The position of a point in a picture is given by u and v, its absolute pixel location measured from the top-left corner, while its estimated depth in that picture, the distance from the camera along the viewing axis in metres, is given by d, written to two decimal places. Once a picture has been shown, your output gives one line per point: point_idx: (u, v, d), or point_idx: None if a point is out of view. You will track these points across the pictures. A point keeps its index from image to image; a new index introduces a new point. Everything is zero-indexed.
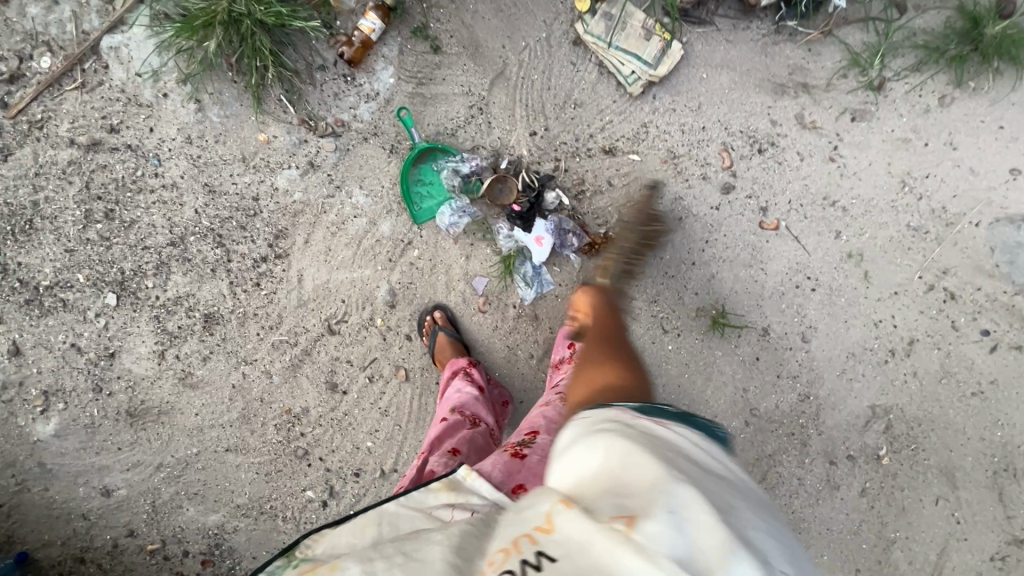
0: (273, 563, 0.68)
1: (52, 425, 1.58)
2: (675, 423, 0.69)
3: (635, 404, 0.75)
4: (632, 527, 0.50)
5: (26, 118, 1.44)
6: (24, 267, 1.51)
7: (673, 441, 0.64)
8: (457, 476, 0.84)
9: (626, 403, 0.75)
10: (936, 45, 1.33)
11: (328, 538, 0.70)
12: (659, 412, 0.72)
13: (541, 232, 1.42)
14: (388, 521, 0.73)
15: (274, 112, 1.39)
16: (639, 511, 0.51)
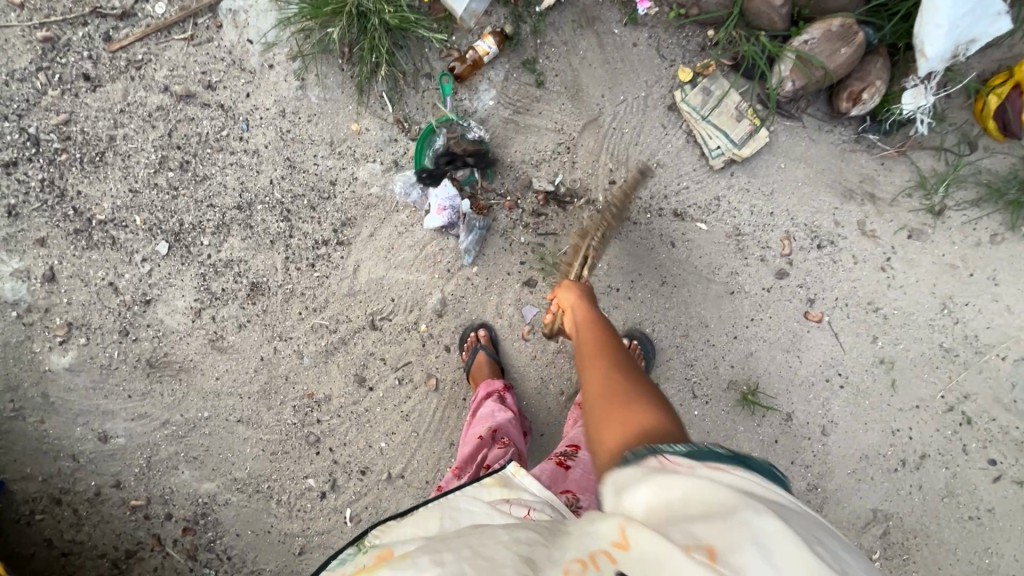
0: (344, 552, 0.70)
1: (68, 358, 1.54)
2: (732, 462, 0.63)
3: (686, 446, 0.66)
4: (713, 559, 0.51)
5: (126, 56, 1.46)
6: (83, 197, 1.51)
7: (742, 474, 0.61)
8: (507, 473, 0.87)
9: (675, 447, 0.66)
10: (998, 187, 1.42)
11: (395, 531, 0.73)
12: (706, 455, 0.63)
13: (443, 202, 1.43)
14: (450, 517, 0.74)
15: (373, 106, 1.43)
16: (715, 542, 0.53)
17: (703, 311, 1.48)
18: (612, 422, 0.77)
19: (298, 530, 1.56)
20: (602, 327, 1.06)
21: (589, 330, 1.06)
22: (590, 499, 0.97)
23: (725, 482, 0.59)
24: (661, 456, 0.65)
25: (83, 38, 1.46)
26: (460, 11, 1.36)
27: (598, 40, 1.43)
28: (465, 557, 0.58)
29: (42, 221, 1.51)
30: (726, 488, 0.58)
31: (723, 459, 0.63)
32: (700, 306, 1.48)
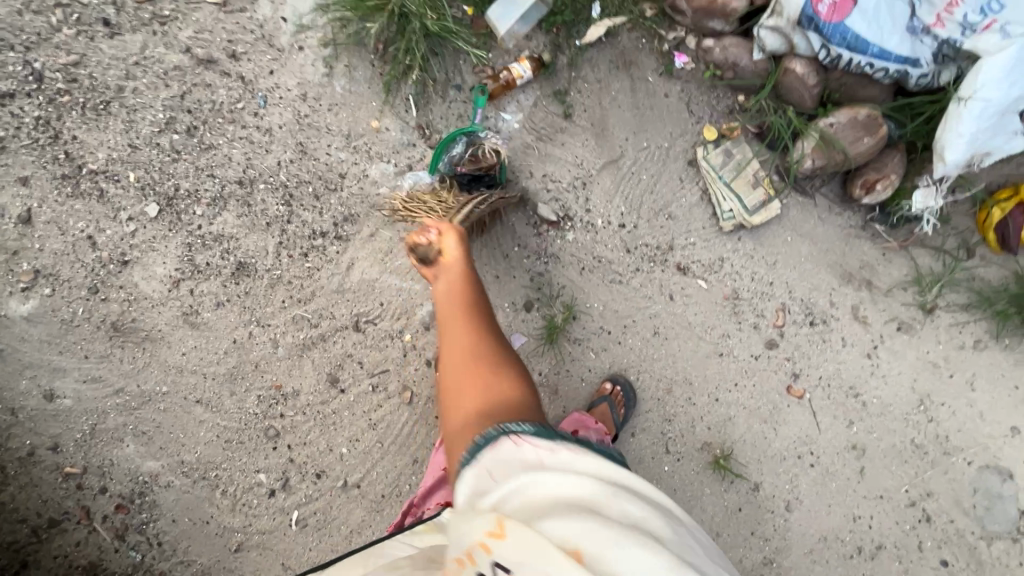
0: None
1: (27, 306, 1.46)
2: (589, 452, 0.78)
3: (533, 428, 0.82)
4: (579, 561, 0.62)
5: (153, 9, 1.42)
6: (78, 144, 1.44)
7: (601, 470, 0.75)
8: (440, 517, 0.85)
9: (523, 427, 0.81)
10: (989, 296, 1.45)
11: None
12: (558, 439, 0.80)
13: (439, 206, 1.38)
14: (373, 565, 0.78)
15: (397, 107, 1.39)
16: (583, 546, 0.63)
17: (689, 368, 1.48)
18: (469, 392, 0.91)
19: (238, 525, 1.49)
20: (465, 286, 1.10)
21: (457, 296, 1.09)
22: None
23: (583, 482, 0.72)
24: (515, 437, 0.80)
25: None
26: (502, 31, 1.37)
27: (631, 84, 1.43)
28: None
29: (29, 160, 1.45)
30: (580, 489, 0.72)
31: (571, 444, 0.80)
32: (687, 362, 1.48)
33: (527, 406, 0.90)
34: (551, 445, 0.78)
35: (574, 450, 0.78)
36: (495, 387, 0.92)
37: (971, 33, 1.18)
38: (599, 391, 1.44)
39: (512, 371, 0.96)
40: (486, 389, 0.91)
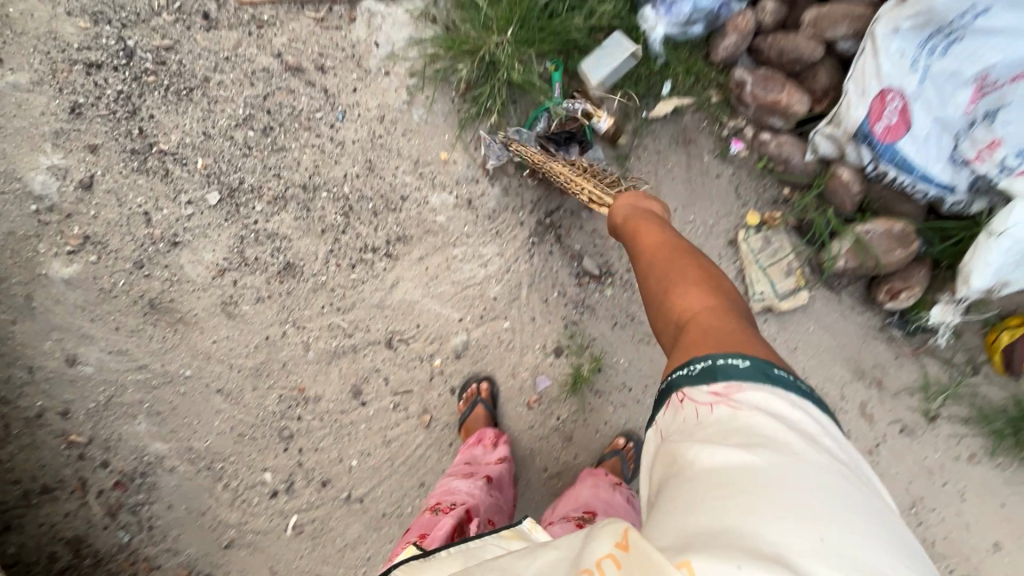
0: None
1: (69, 270, 1.47)
2: (749, 393, 0.67)
3: (700, 366, 0.72)
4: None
5: (252, 12, 1.49)
6: (154, 123, 1.49)
7: (761, 440, 0.61)
8: (523, 527, 0.77)
9: (690, 369, 0.73)
10: (987, 413, 1.53)
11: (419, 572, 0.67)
12: (718, 371, 0.70)
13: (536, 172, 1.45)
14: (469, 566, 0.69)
15: (468, 144, 1.46)
16: (692, 558, 0.51)
17: None
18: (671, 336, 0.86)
19: (234, 521, 1.48)
20: (658, 229, 1.08)
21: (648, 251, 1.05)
22: None
23: (725, 455, 0.60)
24: (684, 393, 0.72)
25: None
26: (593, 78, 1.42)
27: (686, 161, 1.52)
28: None
29: (103, 129, 1.49)
30: (725, 472, 0.58)
31: (744, 378, 0.68)
32: None
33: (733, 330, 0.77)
34: (713, 398, 0.68)
35: (723, 395, 0.68)
36: (696, 320, 0.82)
37: (1007, 174, 1.27)
38: (612, 446, 1.47)
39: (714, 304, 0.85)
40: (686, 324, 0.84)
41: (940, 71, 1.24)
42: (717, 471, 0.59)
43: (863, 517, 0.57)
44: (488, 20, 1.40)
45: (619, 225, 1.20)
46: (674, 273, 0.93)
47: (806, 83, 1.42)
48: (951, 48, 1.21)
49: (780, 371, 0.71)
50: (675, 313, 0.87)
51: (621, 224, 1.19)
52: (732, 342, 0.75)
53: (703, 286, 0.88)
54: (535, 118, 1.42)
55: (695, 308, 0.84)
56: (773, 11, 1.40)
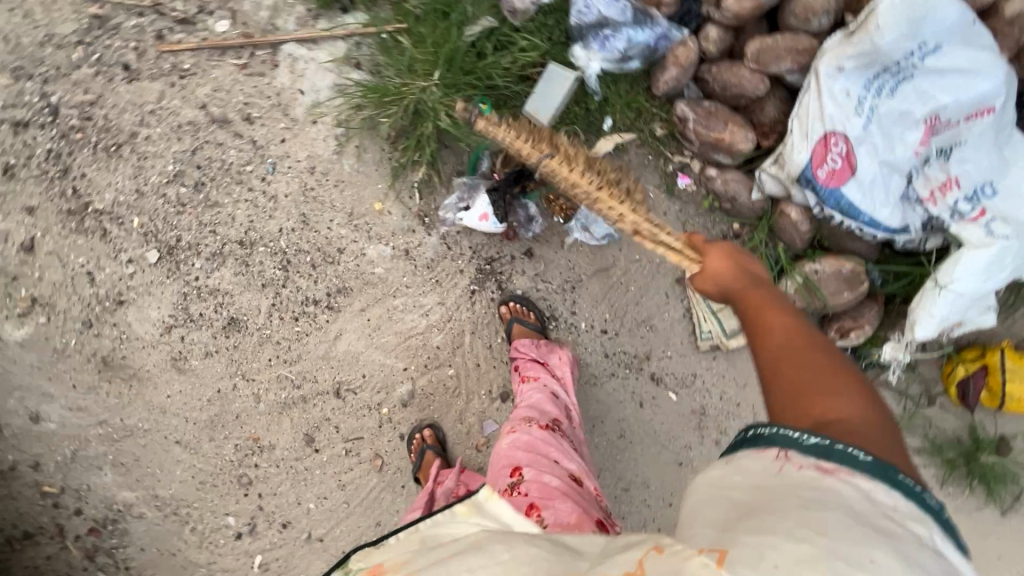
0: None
1: (21, 332, 1.50)
2: (846, 471, 0.61)
3: (815, 439, 0.65)
4: (721, 564, 0.54)
5: (173, 60, 1.44)
6: (87, 181, 1.47)
7: (827, 488, 0.60)
8: (479, 496, 0.83)
9: (804, 437, 0.65)
10: (940, 444, 1.51)
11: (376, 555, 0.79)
12: (834, 454, 0.63)
13: (487, 210, 1.39)
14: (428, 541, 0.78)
15: (401, 193, 1.43)
16: (729, 548, 0.56)
17: (647, 471, 1.52)
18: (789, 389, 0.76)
19: (204, 560, 1.56)
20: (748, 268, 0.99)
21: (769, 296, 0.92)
22: (554, 510, 0.99)
23: (780, 486, 0.61)
24: (783, 451, 0.65)
25: (134, 28, 1.44)
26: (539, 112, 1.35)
27: (632, 198, 1.47)
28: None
29: (37, 190, 1.47)
30: (772, 501, 0.60)
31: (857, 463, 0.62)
32: (646, 466, 1.52)
33: (868, 432, 0.69)
34: (809, 464, 0.63)
35: (825, 468, 0.62)
36: (827, 397, 0.73)
37: (958, 219, 1.21)
38: None
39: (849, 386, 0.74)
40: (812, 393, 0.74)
41: (888, 112, 1.17)
42: (763, 495, 0.61)
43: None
44: (414, 64, 1.35)
45: (719, 286, 1.00)
46: (812, 363, 0.77)
47: (753, 116, 1.34)
48: (900, 88, 1.16)
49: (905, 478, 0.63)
50: (805, 407, 0.73)
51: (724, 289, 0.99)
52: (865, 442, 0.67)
53: (848, 385, 0.74)
54: (475, 157, 1.41)
55: (834, 416, 0.71)
56: (717, 40, 1.30)
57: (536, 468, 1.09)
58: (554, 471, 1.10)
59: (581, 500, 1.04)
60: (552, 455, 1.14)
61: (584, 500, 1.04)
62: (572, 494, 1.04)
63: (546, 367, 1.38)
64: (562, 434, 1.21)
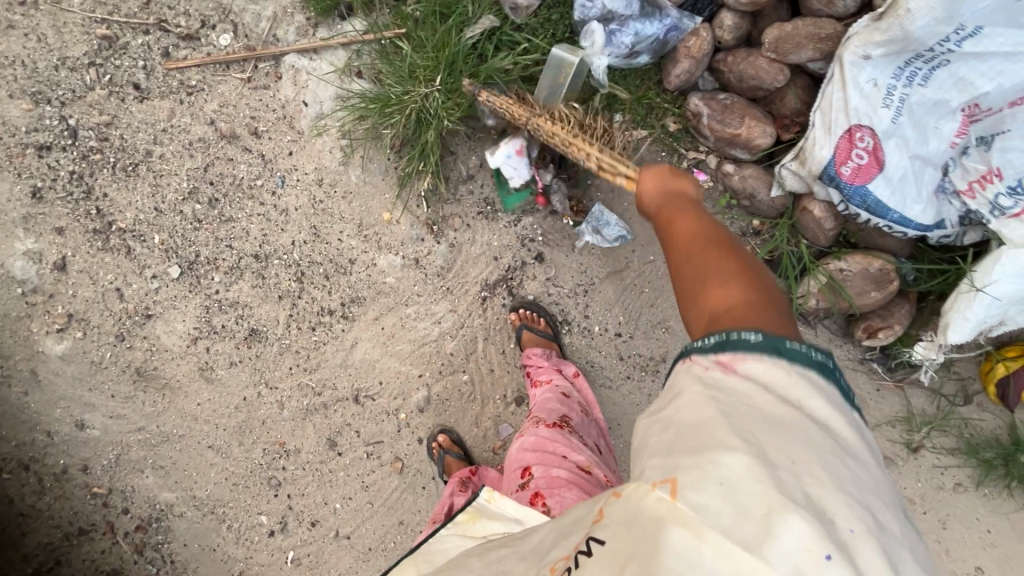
0: None
1: (61, 346, 1.57)
2: (758, 365, 0.57)
3: (715, 339, 0.62)
4: (674, 497, 0.51)
5: (180, 77, 1.46)
6: (108, 200, 1.51)
7: (738, 387, 0.57)
8: (480, 500, 0.81)
9: (704, 341, 0.62)
10: (975, 444, 1.44)
11: None
12: (727, 343, 0.60)
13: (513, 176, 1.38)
14: (425, 560, 0.79)
15: (409, 203, 1.44)
16: (678, 476, 0.52)
17: None
18: (696, 298, 0.71)
19: (241, 555, 1.61)
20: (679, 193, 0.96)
21: (673, 219, 0.87)
22: (561, 498, 0.92)
23: (710, 395, 0.56)
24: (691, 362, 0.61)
25: (142, 46, 1.46)
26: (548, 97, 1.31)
27: None
28: None
29: (65, 212, 1.51)
30: (711, 412, 0.55)
31: (763, 346, 0.58)
32: None
33: (770, 313, 0.65)
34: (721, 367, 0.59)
35: (730, 365, 0.59)
36: (726, 291, 0.68)
37: (999, 215, 1.11)
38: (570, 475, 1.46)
39: (742, 273, 0.71)
40: (717, 295, 0.69)
41: (921, 102, 1.10)
42: (702, 407, 0.55)
43: (853, 465, 0.54)
44: (415, 69, 1.32)
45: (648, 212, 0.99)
46: (711, 261, 0.73)
47: (773, 107, 1.26)
48: (934, 75, 1.08)
49: (795, 344, 0.59)
50: (707, 309, 0.68)
51: (650, 212, 0.99)
52: (762, 320, 0.63)
53: (740, 277, 0.70)
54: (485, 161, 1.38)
55: (723, 304, 0.67)
56: (732, 28, 1.22)
57: (543, 464, 1.02)
58: (563, 466, 1.01)
59: (590, 490, 0.97)
60: (559, 451, 1.05)
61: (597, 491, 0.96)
62: (579, 482, 0.97)
63: (560, 372, 1.35)
64: (571, 430, 1.13)
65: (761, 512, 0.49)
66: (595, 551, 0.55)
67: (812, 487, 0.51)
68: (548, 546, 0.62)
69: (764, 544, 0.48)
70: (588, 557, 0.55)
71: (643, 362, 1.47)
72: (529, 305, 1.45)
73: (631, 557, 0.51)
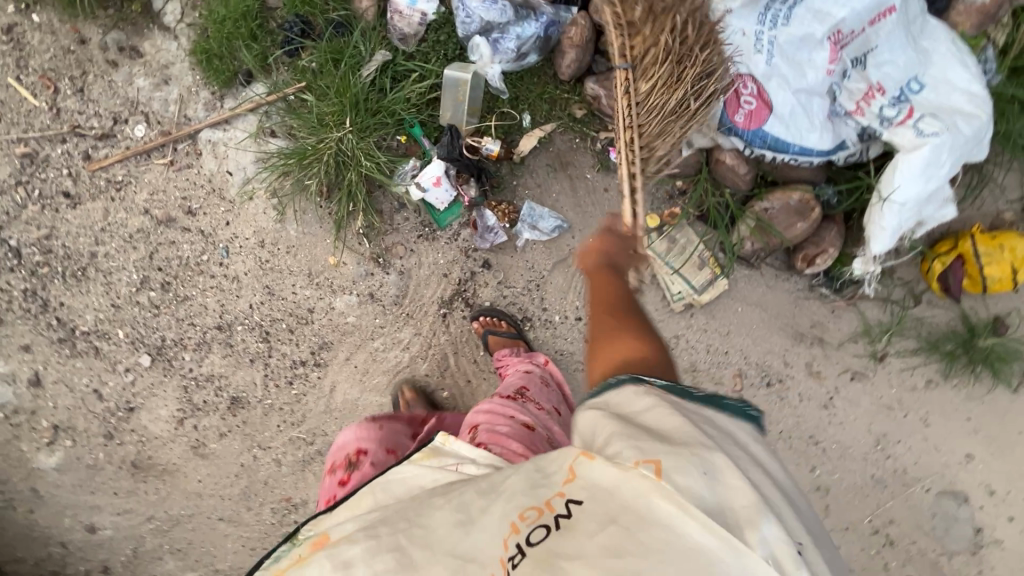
0: (281, 547, 0.78)
1: (54, 458, 1.60)
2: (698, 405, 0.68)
3: (626, 379, 0.72)
4: (659, 476, 0.56)
5: (106, 176, 1.50)
6: (65, 308, 1.54)
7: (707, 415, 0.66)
8: (436, 443, 0.88)
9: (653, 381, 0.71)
10: (935, 340, 1.51)
11: (329, 519, 0.81)
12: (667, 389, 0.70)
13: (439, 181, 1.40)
14: (381, 488, 0.83)
15: (349, 242, 1.48)
16: (662, 459, 0.57)
17: None
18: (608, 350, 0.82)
19: None
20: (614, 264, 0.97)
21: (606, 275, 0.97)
22: (500, 449, 0.97)
23: (677, 411, 0.64)
24: (633, 385, 0.70)
25: (62, 155, 1.50)
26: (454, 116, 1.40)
27: (570, 185, 1.48)
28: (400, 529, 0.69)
29: (26, 329, 1.55)
30: (692, 428, 0.62)
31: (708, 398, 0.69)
32: None
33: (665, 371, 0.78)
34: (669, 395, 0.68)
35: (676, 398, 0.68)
36: (634, 349, 0.80)
37: (888, 125, 1.20)
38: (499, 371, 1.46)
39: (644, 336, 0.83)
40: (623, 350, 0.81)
41: (788, 40, 1.16)
42: (675, 419, 0.63)
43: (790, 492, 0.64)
44: (323, 117, 1.39)
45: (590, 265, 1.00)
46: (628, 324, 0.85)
47: None
48: (794, 12, 1.15)
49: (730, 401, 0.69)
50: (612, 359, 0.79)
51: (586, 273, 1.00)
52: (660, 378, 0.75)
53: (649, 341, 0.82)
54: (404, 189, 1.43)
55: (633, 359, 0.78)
56: None
57: (489, 417, 1.07)
58: (508, 423, 1.05)
59: (533, 444, 1.00)
60: (507, 411, 1.08)
61: (536, 446, 1.01)
62: (521, 436, 1.01)
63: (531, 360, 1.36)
64: (525, 399, 1.16)
65: (742, 506, 0.56)
66: (571, 517, 0.59)
67: (775, 498, 0.59)
68: (503, 496, 0.65)
69: (745, 533, 0.54)
70: (566, 519, 0.59)
71: None
72: (484, 310, 1.50)
73: (614, 520, 0.56)
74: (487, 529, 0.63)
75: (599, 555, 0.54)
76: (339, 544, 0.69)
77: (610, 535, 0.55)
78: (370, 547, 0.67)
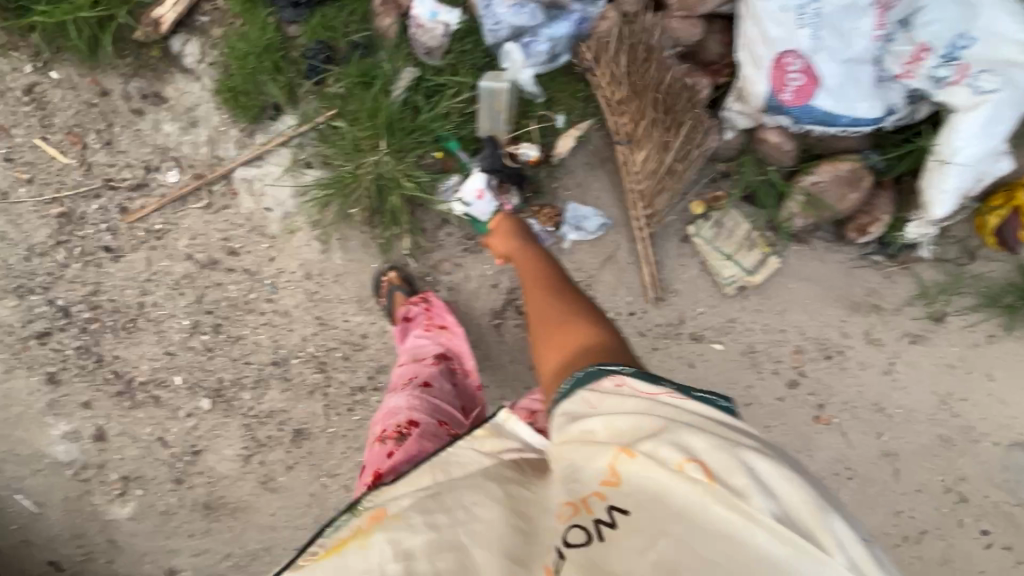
0: (339, 517, 0.74)
1: (127, 509, 1.60)
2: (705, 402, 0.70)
3: (585, 372, 0.78)
4: (710, 481, 0.59)
5: (144, 226, 1.49)
6: (120, 360, 1.55)
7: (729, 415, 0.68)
8: (497, 420, 0.80)
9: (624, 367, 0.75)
10: (994, 294, 1.48)
11: (389, 491, 0.75)
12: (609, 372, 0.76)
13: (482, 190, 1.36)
14: (442, 468, 0.74)
15: (395, 263, 1.47)
16: (709, 464, 0.61)
17: None
18: (560, 347, 0.89)
19: None
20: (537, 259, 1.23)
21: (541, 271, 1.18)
22: None
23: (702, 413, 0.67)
24: (618, 378, 0.73)
25: (98, 209, 1.49)
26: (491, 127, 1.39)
27: (610, 181, 1.46)
28: (460, 521, 0.65)
29: (84, 386, 1.55)
30: (733, 431, 0.65)
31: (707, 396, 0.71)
32: None
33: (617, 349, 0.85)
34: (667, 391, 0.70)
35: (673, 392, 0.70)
36: (582, 337, 0.88)
37: (942, 85, 1.17)
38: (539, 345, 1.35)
39: (591, 322, 0.93)
40: (575, 339, 0.89)
41: (832, 11, 1.14)
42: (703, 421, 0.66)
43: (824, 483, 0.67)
44: (358, 141, 1.37)
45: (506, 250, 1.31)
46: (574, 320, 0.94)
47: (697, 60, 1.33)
48: None
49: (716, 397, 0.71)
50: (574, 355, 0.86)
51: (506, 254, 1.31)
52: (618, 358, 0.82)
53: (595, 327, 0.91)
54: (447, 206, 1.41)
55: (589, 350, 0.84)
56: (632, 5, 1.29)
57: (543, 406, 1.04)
58: None
59: None
60: None
61: None
62: None
63: None
64: None
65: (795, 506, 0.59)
66: (614, 523, 0.60)
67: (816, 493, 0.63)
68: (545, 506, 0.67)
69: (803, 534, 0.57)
70: (610, 527, 0.60)
71: (664, 328, 1.48)
72: None
73: (665, 531, 0.58)
74: (538, 535, 0.64)
75: (652, 567, 0.56)
76: (397, 526, 0.66)
77: (664, 545, 0.57)
78: (431, 539, 0.64)
